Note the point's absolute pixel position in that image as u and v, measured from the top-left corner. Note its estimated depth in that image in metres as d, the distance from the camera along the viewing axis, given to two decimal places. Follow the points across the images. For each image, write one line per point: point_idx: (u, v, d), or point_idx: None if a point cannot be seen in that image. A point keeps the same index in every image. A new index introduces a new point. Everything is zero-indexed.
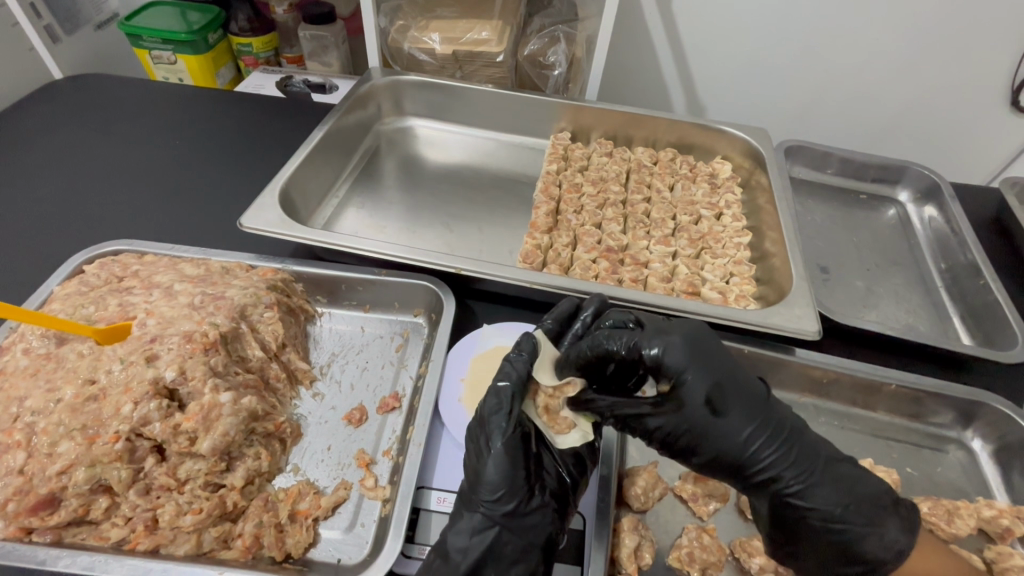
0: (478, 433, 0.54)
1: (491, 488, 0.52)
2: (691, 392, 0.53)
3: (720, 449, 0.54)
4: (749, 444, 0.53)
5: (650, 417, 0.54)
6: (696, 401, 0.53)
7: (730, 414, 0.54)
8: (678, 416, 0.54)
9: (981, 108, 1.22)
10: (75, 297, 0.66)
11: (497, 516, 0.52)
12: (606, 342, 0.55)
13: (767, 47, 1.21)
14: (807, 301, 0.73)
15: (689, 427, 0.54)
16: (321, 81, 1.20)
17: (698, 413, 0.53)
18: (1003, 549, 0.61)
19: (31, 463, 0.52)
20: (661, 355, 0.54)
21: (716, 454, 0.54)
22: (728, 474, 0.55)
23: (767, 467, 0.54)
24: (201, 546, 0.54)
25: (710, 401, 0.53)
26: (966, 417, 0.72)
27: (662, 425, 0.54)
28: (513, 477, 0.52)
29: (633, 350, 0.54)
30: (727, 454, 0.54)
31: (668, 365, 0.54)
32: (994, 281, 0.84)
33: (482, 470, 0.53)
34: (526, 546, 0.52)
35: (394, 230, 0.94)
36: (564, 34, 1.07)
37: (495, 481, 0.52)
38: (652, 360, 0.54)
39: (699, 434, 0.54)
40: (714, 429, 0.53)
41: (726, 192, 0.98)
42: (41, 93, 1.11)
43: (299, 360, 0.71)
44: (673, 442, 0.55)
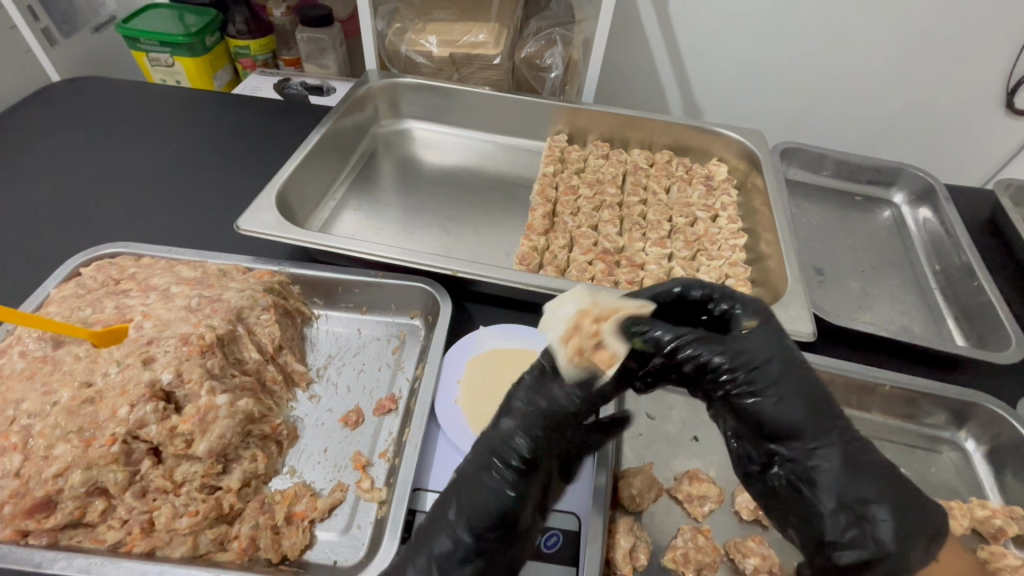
0: (495, 450, 0.51)
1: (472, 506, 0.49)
2: (769, 334, 0.52)
3: (784, 395, 0.49)
4: (815, 396, 0.50)
5: (720, 347, 0.50)
6: (772, 341, 0.52)
7: (799, 366, 0.51)
8: (752, 349, 0.50)
9: (975, 110, 1.22)
10: (72, 300, 0.67)
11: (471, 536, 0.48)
12: (693, 285, 0.57)
13: (763, 49, 1.22)
14: (802, 303, 0.73)
15: (761, 362, 0.50)
16: (319, 84, 1.20)
17: (772, 352, 0.51)
18: (996, 549, 0.62)
19: (28, 466, 0.52)
20: (741, 303, 0.55)
21: (781, 398, 0.49)
22: (783, 426, 0.49)
23: (824, 430, 0.49)
24: (198, 548, 0.54)
25: (784, 346, 0.52)
26: (960, 418, 0.72)
27: (728, 359, 0.50)
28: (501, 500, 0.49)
29: (716, 296, 0.56)
30: (791, 400, 0.49)
31: (743, 312, 0.54)
32: (987, 282, 0.85)
33: (462, 487, 0.50)
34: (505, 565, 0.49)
35: (392, 232, 0.94)
36: (561, 36, 1.07)
37: (479, 501, 0.49)
38: (729, 307, 0.55)
39: (770, 363, 0.50)
40: (785, 372, 0.50)
41: (722, 194, 0.98)
42: (39, 95, 1.11)
43: (296, 362, 0.71)
44: (735, 378, 0.50)
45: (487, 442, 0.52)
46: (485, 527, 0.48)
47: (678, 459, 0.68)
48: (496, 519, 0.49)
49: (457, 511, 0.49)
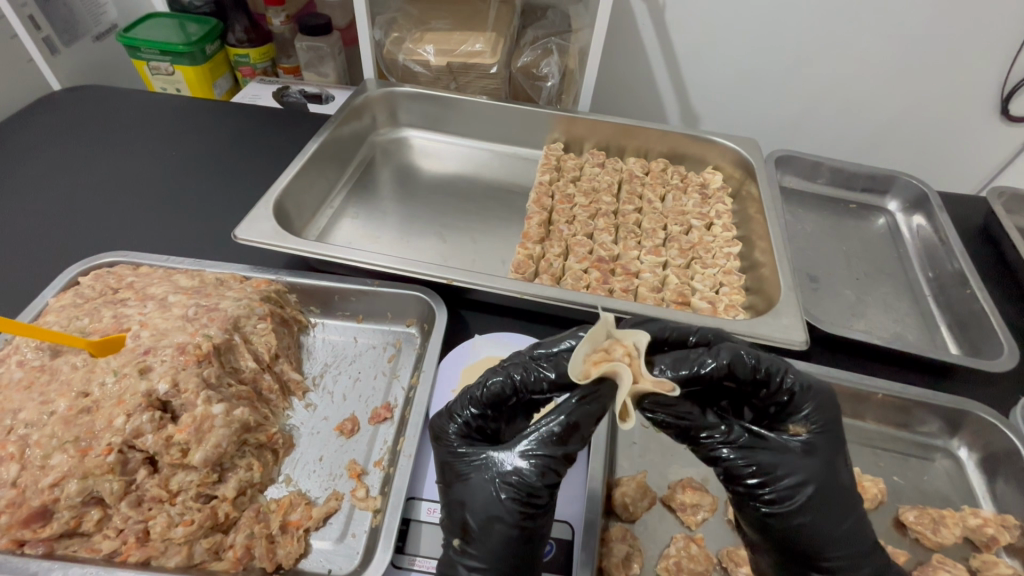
0: (445, 474, 0.52)
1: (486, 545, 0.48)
2: (816, 443, 0.50)
3: (809, 517, 0.49)
4: (844, 511, 0.49)
5: (757, 456, 0.49)
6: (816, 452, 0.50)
7: (839, 480, 0.50)
8: (787, 465, 0.49)
9: (970, 118, 1.23)
10: (70, 309, 0.67)
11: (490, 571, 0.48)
12: (744, 360, 0.50)
13: (759, 58, 1.23)
14: (795, 311, 0.73)
15: (792, 481, 0.49)
16: (317, 92, 1.21)
17: (815, 467, 0.49)
18: (988, 557, 0.62)
19: (24, 475, 0.53)
20: (798, 400, 0.51)
21: (808, 516, 0.49)
22: (802, 542, 0.49)
23: (846, 549, 0.49)
24: (193, 557, 0.54)
25: (827, 456, 0.50)
26: (953, 425, 0.72)
27: (763, 469, 0.49)
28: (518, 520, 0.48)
29: (777, 381, 0.51)
30: (818, 516, 0.49)
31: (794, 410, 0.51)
32: (980, 290, 0.85)
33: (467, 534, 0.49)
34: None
35: (389, 241, 0.94)
36: (556, 46, 1.08)
37: (496, 537, 0.48)
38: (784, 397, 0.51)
39: (800, 481, 0.49)
40: (823, 488, 0.49)
41: (716, 202, 0.99)
42: (39, 105, 1.12)
43: (292, 371, 0.72)
44: (766, 488, 0.49)
45: (465, 494, 0.50)
46: (503, 560, 0.48)
47: (672, 468, 0.68)
48: (518, 541, 0.48)
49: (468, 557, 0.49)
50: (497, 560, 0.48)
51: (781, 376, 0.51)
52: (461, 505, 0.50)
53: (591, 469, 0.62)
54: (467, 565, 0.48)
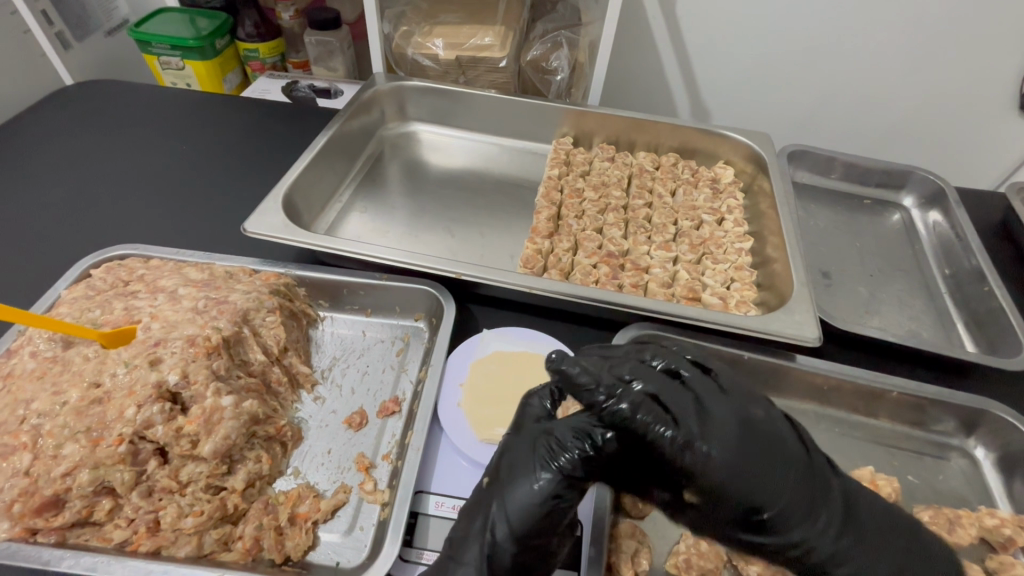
0: (520, 418, 0.57)
1: (516, 520, 0.49)
2: (755, 492, 0.49)
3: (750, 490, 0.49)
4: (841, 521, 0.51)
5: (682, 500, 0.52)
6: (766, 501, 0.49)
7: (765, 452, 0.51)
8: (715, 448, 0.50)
9: (988, 112, 1.21)
10: (82, 301, 0.68)
11: (511, 543, 0.48)
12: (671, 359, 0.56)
13: (771, 52, 1.21)
14: (807, 308, 0.72)
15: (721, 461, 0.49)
16: (326, 86, 1.21)
17: (780, 519, 0.49)
18: (1005, 559, 0.60)
19: (37, 465, 0.53)
20: (706, 463, 0.48)
21: (827, 553, 0.50)
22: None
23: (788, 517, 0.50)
24: (202, 548, 0.55)
25: (791, 484, 0.50)
26: (969, 425, 0.71)
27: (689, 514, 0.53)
28: (549, 499, 0.49)
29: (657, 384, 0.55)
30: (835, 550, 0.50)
31: (708, 477, 0.48)
32: (998, 287, 0.84)
33: (498, 510, 0.50)
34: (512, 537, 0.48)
35: (397, 235, 0.94)
36: (567, 39, 1.07)
37: (525, 491, 0.49)
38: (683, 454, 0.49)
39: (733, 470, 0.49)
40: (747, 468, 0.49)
41: (728, 197, 0.98)
42: (53, 98, 1.12)
43: (301, 364, 0.72)
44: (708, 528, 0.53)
45: (519, 440, 0.54)
46: (523, 516, 0.49)
47: None
48: (544, 504, 0.49)
49: (500, 530, 0.49)
50: (516, 512, 0.49)
51: (661, 424, 0.49)
52: (512, 450, 0.53)
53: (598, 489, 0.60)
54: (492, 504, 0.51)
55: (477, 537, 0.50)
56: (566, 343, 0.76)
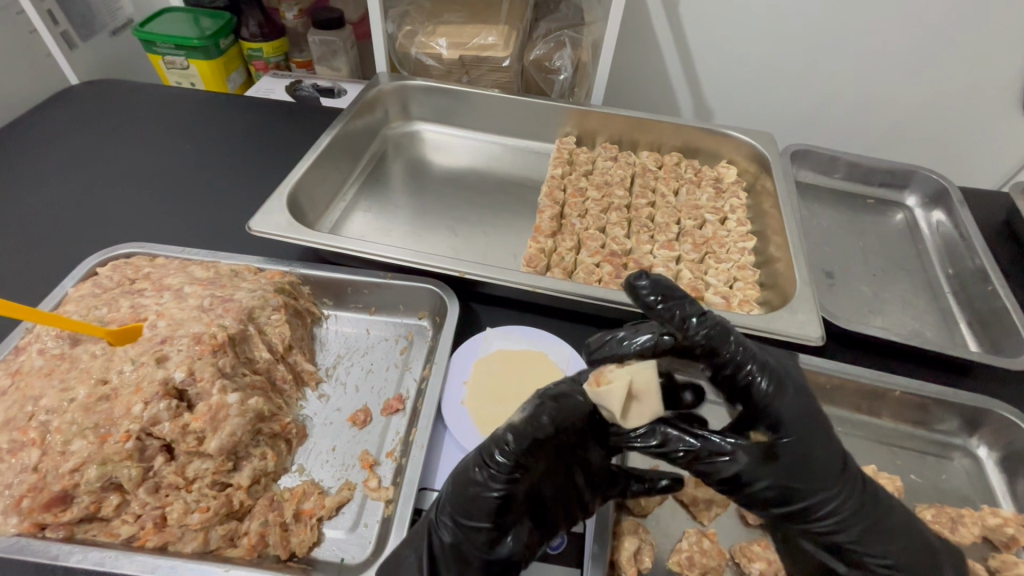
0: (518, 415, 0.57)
1: (457, 517, 0.51)
2: (816, 435, 0.51)
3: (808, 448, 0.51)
4: (869, 492, 0.53)
5: (750, 444, 0.51)
6: (820, 447, 0.51)
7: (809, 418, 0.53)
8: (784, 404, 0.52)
9: (992, 112, 1.21)
10: (88, 299, 0.68)
11: (452, 529, 0.51)
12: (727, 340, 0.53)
13: (774, 52, 1.21)
14: (810, 307, 0.73)
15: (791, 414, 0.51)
16: (330, 86, 1.21)
17: (819, 477, 0.51)
18: (1008, 558, 0.61)
19: (45, 460, 0.54)
20: (783, 399, 0.51)
21: (842, 520, 0.51)
22: (836, 543, 0.52)
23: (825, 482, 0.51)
24: (209, 543, 0.55)
25: (831, 444, 0.52)
26: (972, 424, 0.71)
27: (753, 464, 0.50)
28: (484, 490, 0.50)
29: (727, 354, 0.53)
30: (861, 516, 0.52)
31: (784, 410, 0.51)
32: (1002, 287, 0.84)
33: (443, 509, 0.52)
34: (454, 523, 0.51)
35: (401, 233, 0.95)
36: (570, 39, 1.08)
37: (466, 483, 0.52)
38: (768, 389, 0.51)
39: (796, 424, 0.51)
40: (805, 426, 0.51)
41: (731, 196, 0.98)
42: (59, 97, 1.13)
43: (305, 362, 0.72)
44: (769, 478, 0.50)
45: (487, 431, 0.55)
46: (464, 504, 0.51)
47: None
48: (480, 497, 0.51)
49: (445, 528, 0.52)
50: (459, 501, 0.51)
51: (751, 363, 0.52)
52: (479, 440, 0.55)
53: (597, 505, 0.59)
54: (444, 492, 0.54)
55: (426, 531, 0.53)
56: (569, 341, 0.76)
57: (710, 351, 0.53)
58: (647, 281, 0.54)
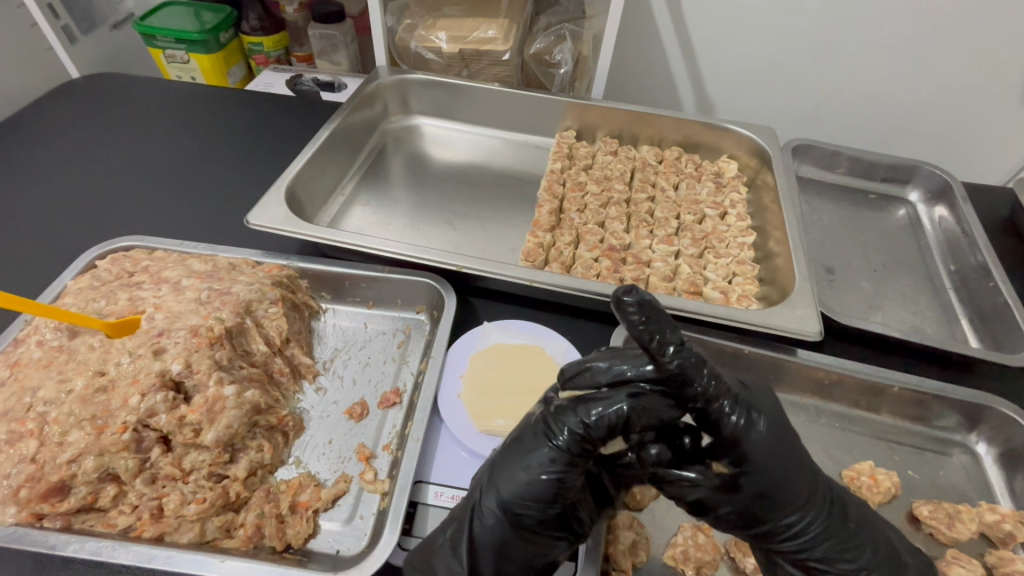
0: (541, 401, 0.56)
1: (506, 503, 0.50)
2: (783, 464, 0.51)
3: (776, 480, 0.50)
4: (834, 513, 0.52)
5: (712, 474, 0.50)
6: (789, 475, 0.51)
7: (787, 448, 0.52)
8: (756, 439, 0.50)
9: (997, 107, 1.19)
10: (87, 291, 0.68)
11: (500, 518, 0.50)
12: (701, 368, 0.48)
13: (777, 46, 1.20)
14: (809, 302, 0.72)
15: (762, 446, 0.50)
16: (330, 79, 1.21)
17: (780, 506, 0.50)
18: (1005, 554, 0.60)
19: (43, 451, 0.54)
20: (752, 434, 0.50)
21: (808, 546, 0.51)
22: (803, 562, 0.52)
23: (792, 512, 0.51)
24: (205, 534, 0.55)
25: (802, 475, 0.51)
26: (971, 421, 0.71)
27: (717, 491, 0.50)
28: (539, 476, 0.49)
29: (699, 388, 0.48)
30: (825, 536, 0.51)
31: (752, 444, 0.50)
32: (1004, 283, 0.83)
33: (487, 494, 0.51)
34: (501, 511, 0.50)
35: (400, 227, 0.95)
36: (570, 32, 1.06)
37: (519, 468, 0.50)
38: (738, 424, 0.50)
39: (766, 458, 0.50)
40: (773, 458, 0.51)
41: (731, 191, 0.98)
42: (60, 91, 1.13)
43: (303, 355, 0.73)
44: (731, 503, 0.50)
45: (526, 418, 0.54)
46: (516, 494, 0.50)
47: None
48: (534, 483, 0.49)
49: (489, 513, 0.50)
50: (510, 487, 0.50)
51: (722, 397, 0.50)
52: (517, 428, 0.54)
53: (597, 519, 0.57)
54: (485, 480, 0.52)
55: (465, 518, 0.51)
56: (566, 336, 0.76)
57: (683, 383, 0.47)
58: (635, 300, 0.45)
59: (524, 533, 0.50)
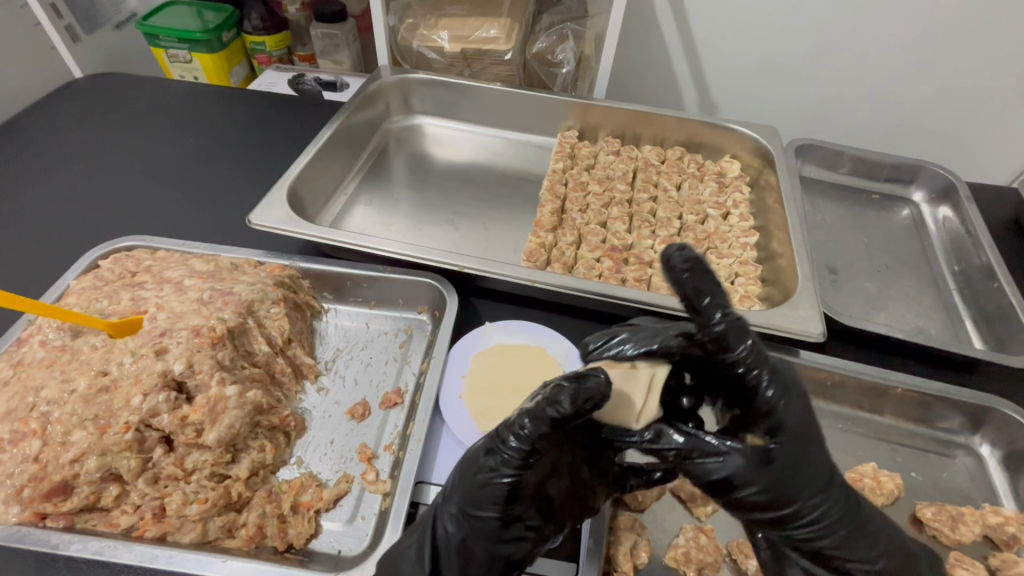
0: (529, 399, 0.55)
1: (461, 506, 0.50)
2: (811, 439, 0.50)
3: (807, 456, 0.49)
4: (853, 503, 0.51)
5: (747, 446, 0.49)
6: (817, 455, 0.50)
7: (817, 428, 0.51)
8: (790, 412, 0.49)
9: (1002, 106, 1.19)
10: (90, 291, 0.68)
11: (460, 522, 0.50)
12: (746, 333, 0.50)
13: (780, 45, 1.20)
14: (812, 303, 0.72)
15: (797, 420, 0.49)
16: (332, 79, 1.21)
17: (808, 485, 0.48)
18: (1008, 557, 0.60)
19: (46, 451, 0.54)
20: (788, 402, 0.50)
21: (827, 533, 0.50)
22: (818, 550, 0.50)
23: (817, 493, 0.49)
24: (207, 534, 0.56)
25: (826, 457, 0.51)
26: (975, 422, 0.70)
27: (749, 465, 0.48)
28: (491, 480, 0.49)
29: (738, 352, 0.50)
30: (845, 525, 0.50)
31: (786, 416, 0.49)
32: (1009, 284, 0.83)
33: (450, 499, 0.52)
34: (461, 514, 0.50)
35: (402, 227, 0.95)
36: (573, 31, 1.06)
37: (475, 472, 0.50)
38: (773, 395, 0.49)
39: (798, 434, 0.49)
40: (804, 435, 0.49)
41: (734, 191, 0.97)
42: (63, 90, 1.14)
43: (305, 355, 0.73)
44: (762, 482, 0.48)
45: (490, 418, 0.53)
46: (471, 497, 0.49)
47: None
48: (486, 486, 0.49)
49: (450, 519, 0.51)
50: (467, 491, 0.50)
51: (761, 366, 0.50)
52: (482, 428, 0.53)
53: (597, 521, 0.57)
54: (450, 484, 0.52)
55: (430, 522, 0.52)
56: (568, 337, 0.76)
57: (725, 347, 0.50)
58: (684, 257, 0.50)
59: (485, 535, 0.50)
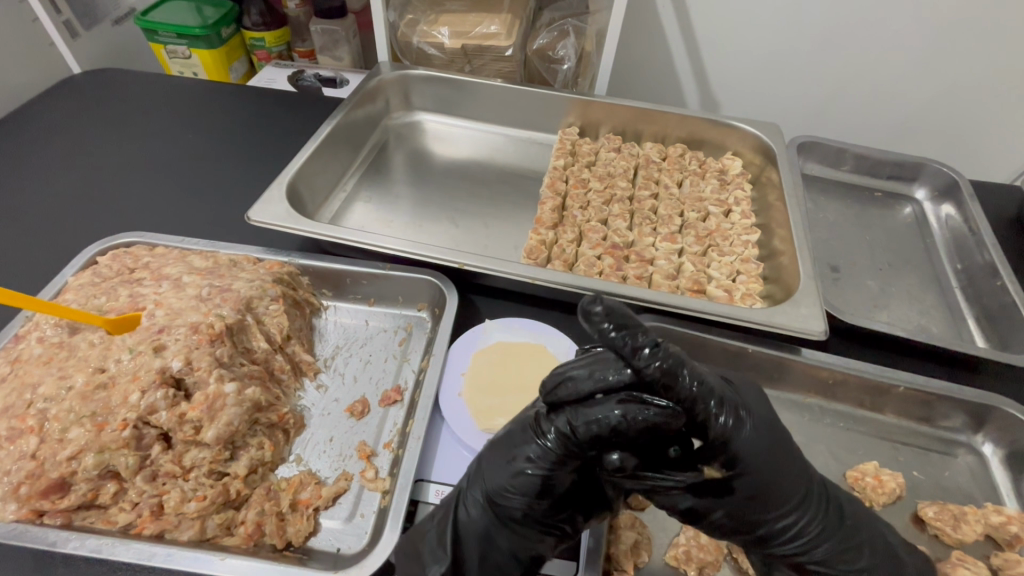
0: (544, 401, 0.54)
1: (489, 495, 0.50)
2: (771, 463, 0.50)
3: (770, 481, 0.49)
4: (831, 513, 0.52)
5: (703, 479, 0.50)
6: (783, 478, 0.50)
7: (779, 447, 0.51)
8: (746, 440, 0.49)
9: (1006, 103, 1.18)
10: (88, 288, 0.68)
11: (486, 510, 0.51)
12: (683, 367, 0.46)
13: (781, 43, 1.19)
14: (814, 301, 0.71)
15: (754, 446, 0.49)
16: (331, 76, 1.21)
17: (774, 507, 0.50)
18: (1011, 556, 0.60)
19: (43, 448, 0.54)
20: (739, 432, 0.49)
21: (805, 547, 0.51)
22: (797, 562, 0.52)
23: (787, 512, 0.50)
24: (205, 532, 0.55)
25: (794, 476, 0.51)
26: (977, 421, 0.70)
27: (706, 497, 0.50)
28: (526, 472, 0.49)
29: (684, 390, 0.46)
30: (824, 536, 0.51)
31: (742, 447, 0.49)
32: (1011, 282, 0.83)
33: (475, 485, 0.52)
34: (486, 505, 0.51)
35: (402, 225, 0.94)
36: (573, 28, 1.05)
37: (508, 463, 0.50)
38: (727, 425, 0.48)
39: (758, 461, 0.49)
40: (764, 461, 0.50)
41: (736, 188, 0.97)
42: (61, 87, 1.13)
43: (304, 352, 0.72)
44: (724, 508, 0.50)
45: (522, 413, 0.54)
46: (502, 486, 0.50)
47: None
48: (521, 477, 0.49)
49: (475, 505, 0.51)
50: (498, 480, 0.50)
51: (710, 398, 0.47)
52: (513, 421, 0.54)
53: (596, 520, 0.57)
54: (473, 475, 0.53)
55: (452, 507, 0.52)
56: (568, 334, 0.76)
57: (670, 387, 0.45)
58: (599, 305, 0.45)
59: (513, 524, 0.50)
